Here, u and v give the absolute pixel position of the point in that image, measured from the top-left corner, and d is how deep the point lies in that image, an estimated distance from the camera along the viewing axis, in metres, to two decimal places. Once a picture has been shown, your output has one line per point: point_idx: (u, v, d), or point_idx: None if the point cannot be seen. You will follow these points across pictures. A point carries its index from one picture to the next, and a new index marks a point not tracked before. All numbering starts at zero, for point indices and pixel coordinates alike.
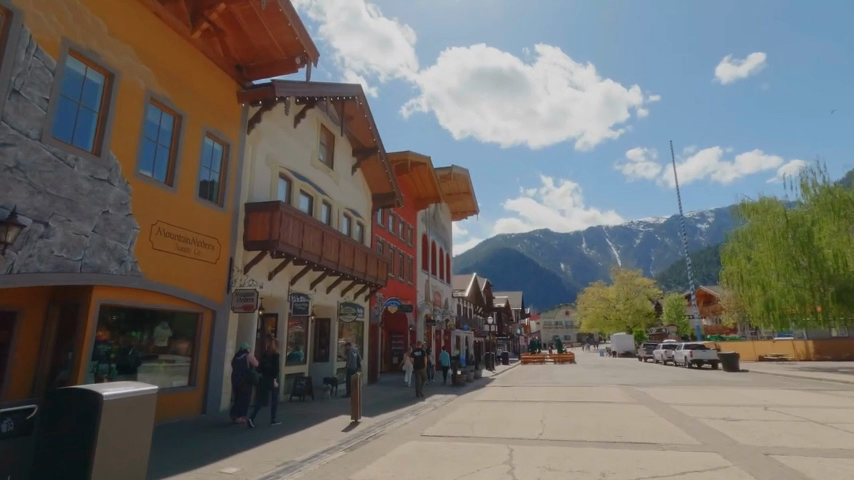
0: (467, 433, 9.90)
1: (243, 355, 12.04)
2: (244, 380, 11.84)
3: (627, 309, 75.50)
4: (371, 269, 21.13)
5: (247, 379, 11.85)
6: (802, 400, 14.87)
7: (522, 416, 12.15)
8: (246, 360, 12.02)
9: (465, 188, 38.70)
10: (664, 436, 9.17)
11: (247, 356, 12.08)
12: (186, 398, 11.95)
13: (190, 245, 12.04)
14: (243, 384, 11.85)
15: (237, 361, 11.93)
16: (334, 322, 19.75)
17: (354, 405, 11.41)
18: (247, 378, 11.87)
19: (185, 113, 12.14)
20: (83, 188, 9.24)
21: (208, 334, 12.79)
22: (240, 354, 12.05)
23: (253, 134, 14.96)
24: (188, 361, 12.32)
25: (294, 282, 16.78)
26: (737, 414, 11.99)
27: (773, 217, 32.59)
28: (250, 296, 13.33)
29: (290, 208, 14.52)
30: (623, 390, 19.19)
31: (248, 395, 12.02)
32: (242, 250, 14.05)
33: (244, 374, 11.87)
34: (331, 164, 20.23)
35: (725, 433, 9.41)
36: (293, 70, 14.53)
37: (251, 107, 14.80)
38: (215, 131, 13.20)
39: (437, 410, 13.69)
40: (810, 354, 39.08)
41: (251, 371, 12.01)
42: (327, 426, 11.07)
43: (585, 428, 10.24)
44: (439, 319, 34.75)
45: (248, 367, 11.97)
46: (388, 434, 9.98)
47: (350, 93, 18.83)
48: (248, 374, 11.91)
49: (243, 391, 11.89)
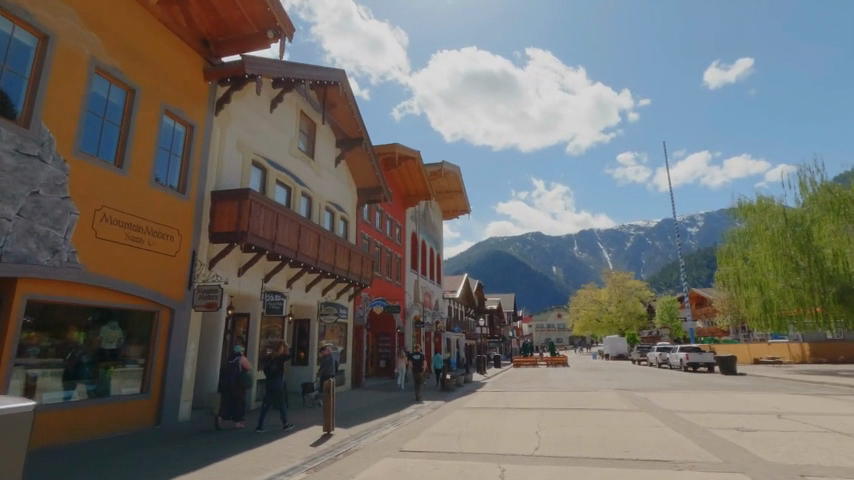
0: (452, 448, 8.67)
1: (237, 359, 11.47)
2: (238, 383, 11.45)
3: (620, 311, 74.68)
4: (355, 267, 19.85)
5: (241, 384, 11.43)
6: (815, 407, 13.73)
7: (515, 426, 10.96)
8: (239, 365, 11.44)
9: (456, 186, 37.67)
10: (677, 452, 8.05)
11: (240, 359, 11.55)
12: (137, 409, 10.60)
13: (143, 235, 10.71)
14: (236, 387, 11.46)
15: (230, 365, 11.40)
16: (314, 322, 18.47)
17: (327, 415, 10.14)
18: (240, 382, 11.47)
19: (140, 87, 10.82)
20: (6, 164, 7.94)
21: (166, 335, 11.42)
22: (232, 358, 11.56)
23: (222, 117, 13.68)
24: (142, 366, 10.98)
25: (269, 279, 15.45)
26: (751, 424, 10.85)
27: (772, 216, 31.72)
28: (213, 293, 11.89)
29: (262, 197, 13.18)
30: (621, 395, 18.04)
31: (240, 397, 11.64)
32: (207, 242, 12.73)
33: (240, 379, 11.42)
34: (311, 153, 19.00)
35: (745, 448, 8.28)
36: (266, 46, 13.28)
37: (220, 87, 13.55)
38: (176, 110, 11.87)
39: (420, 419, 12.46)
40: (807, 357, 38.19)
41: (245, 374, 11.61)
42: (295, 440, 9.76)
43: (586, 441, 9.08)
44: (428, 320, 33.50)
45: (243, 371, 11.52)
46: (362, 450, 8.75)
47: (331, 78, 17.60)
48: (242, 377, 11.53)
49: (234, 393, 11.48)
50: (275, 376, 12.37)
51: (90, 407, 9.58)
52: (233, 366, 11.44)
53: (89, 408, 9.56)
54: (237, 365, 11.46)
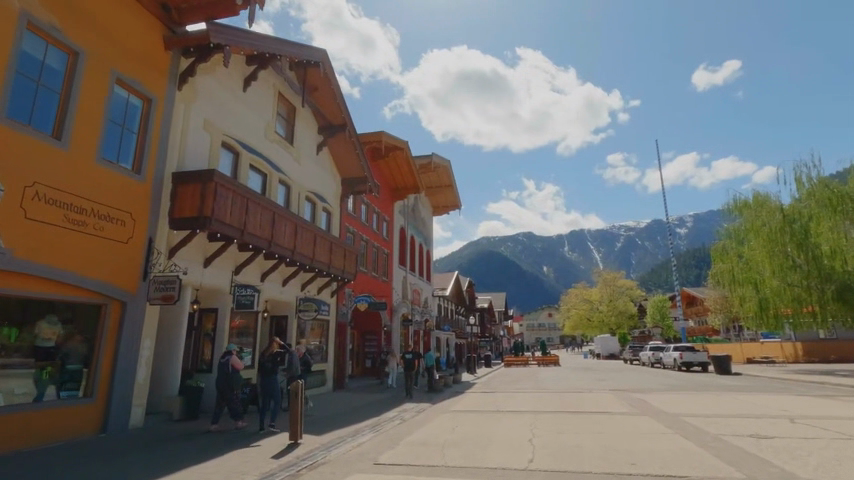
0: (434, 462, 7.51)
1: (226, 358, 10.73)
2: (226, 384, 10.67)
3: (610, 310, 74.08)
4: (337, 260, 18.62)
5: (228, 385, 10.63)
6: (825, 410, 12.84)
7: (507, 432, 9.91)
8: (228, 364, 10.69)
9: (447, 180, 36.62)
10: (693, 466, 7.02)
11: (230, 357, 10.75)
12: (77, 414, 9.32)
13: (87, 219, 9.44)
14: (226, 388, 10.67)
15: (220, 363, 10.76)
16: (291, 319, 17.30)
17: (293, 422, 8.98)
18: (228, 382, 10.66)
19: (84, 50, 9.52)
20: None
21: (115, 330, 10.15)
22: (224, 355, 10.85)
23: (186, 91, 12.40)
24: (85, 367, 9.70)
25: (240, 272, 14.19)
26: (765, 429, 9.88)
27: (769, 212, 30.77)
28: (170, 285, 10.60)
29: (229, 179, 11.87)
30: (617, 397, 17.08)
31: (231, 399, 10.74)
32: (167, 229, 11.45)
33: (226, 379, 10.61)
34: (290, 138, 17.77)
35: (769, 460, 7.31)
36: (234, 13, 11.94)
37: (184, 59, 12.29)
38: (129, 80, 10.57)
39: (402, 425, 11.35)
40: (799, 356, 37.61)
41: (234, 375, 10.71)
42: (257, 450, 8.63)
43: (586, 451, 8.03)
44: (417, 318, 32.33)
45: (233, 371, 10.70)
46: (331, 462, 7.65)
47: (311, 56, 16.34)
48: (231, 378, 10.67)
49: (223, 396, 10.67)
50: (270, 375, 10.93)
51: (17, 414, 8.21)
52: (223, 364, 10.75)
53: (15, 415, 8.21)
54: (226, 365, 10.67)
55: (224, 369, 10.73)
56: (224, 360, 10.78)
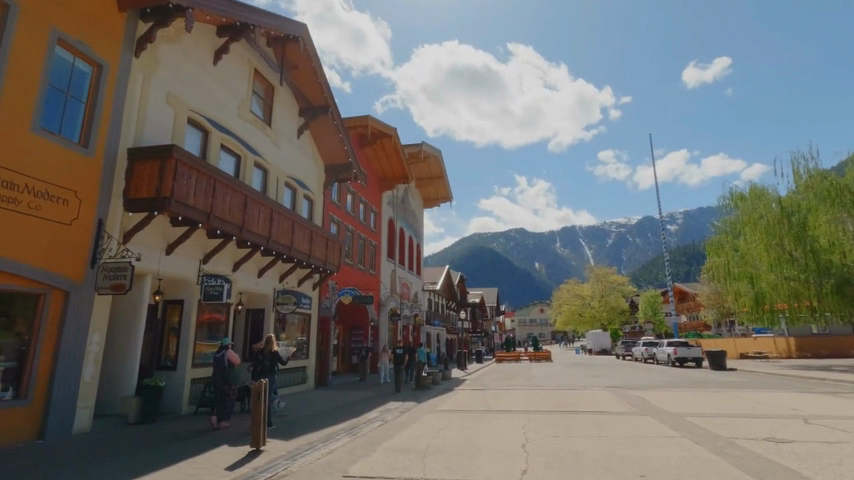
0: (412, 474, 6.46)
1: (223, 353, 10.16)
2: (223, 381, 10.04)
3: (602, 307, 73.65)
4: (319, 250, 17.48)
5: (226, 382, 10.02)
6: (835, 409, 12.05)
7: (498, 436, 8.92)
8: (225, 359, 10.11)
9: (437, 171, 35.52)
10: (712, 476, 6.13)
11: (227, 352, 10.19)
12: (8, 418, 8.12)
13: (18, 194, 8.26)
14: (223, 386, 10.07)
15: (215, 360, 10.16)
16: (269, 312, 16.19)
17: (256, 428, 7.93)
18: (225, 379, 10.05)
19: (16, 3, 8.32)
20: None
21: (55, 322, 8.98)
22: (220, 351, 10.28)
23: (144, 61, 11.23)
24: (21, 363, 8.48)
25: (208, 261, 13.07)
26: (779, 431, 9.04)
27: (765, 205, 30.01)
28: (122, 271, 9.48)
29: (192, 157, 10.66)
30: (614, 394, 16.16)
31: (226, 396, 10.17)
32: (120, 211, 10.27)
33: (224, 376, 9.98)
34: (268, 119, 16.61)
35: (795, 469, 6.44)
36: None
37: (141, 23, 11.11)
38: (74, 41, 9.38)
39: (383, 428, 10.38)
40: (792, 352, 37.09)
41: (231, 372, 10.17)
42: (215, 459, 7.61)
43: (586, 459, 7.09)
44: (406, 313, 31.35)
45: (230, 366, 10.16)
46: (293, 475, 6.61)
47: (289, 30, 15.18)
48: (228, 375, 10.09)
49: (219, 392, 10.08)
50: (268, 374, 10.35)
51: None
52: (219, 360, 10.18)
53: None
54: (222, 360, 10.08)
55: (220, 365, 10.11)
56: (220, 355, 10.20)
